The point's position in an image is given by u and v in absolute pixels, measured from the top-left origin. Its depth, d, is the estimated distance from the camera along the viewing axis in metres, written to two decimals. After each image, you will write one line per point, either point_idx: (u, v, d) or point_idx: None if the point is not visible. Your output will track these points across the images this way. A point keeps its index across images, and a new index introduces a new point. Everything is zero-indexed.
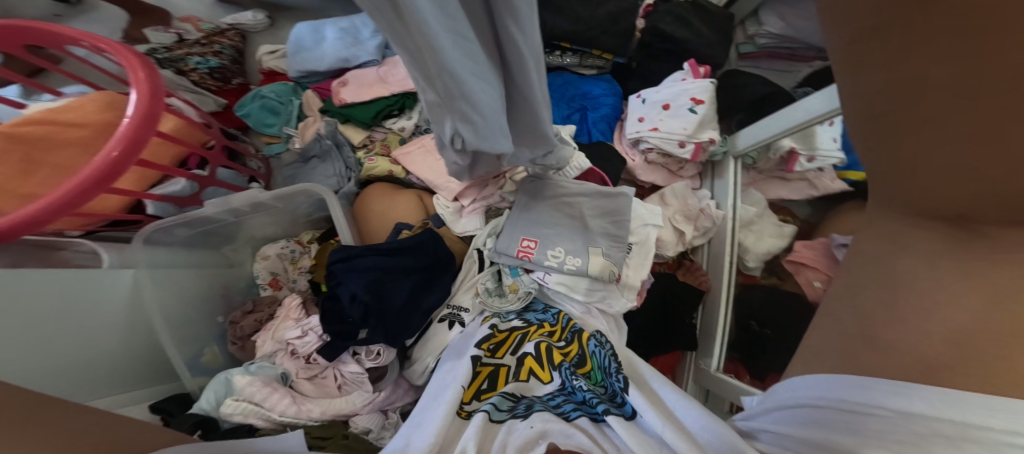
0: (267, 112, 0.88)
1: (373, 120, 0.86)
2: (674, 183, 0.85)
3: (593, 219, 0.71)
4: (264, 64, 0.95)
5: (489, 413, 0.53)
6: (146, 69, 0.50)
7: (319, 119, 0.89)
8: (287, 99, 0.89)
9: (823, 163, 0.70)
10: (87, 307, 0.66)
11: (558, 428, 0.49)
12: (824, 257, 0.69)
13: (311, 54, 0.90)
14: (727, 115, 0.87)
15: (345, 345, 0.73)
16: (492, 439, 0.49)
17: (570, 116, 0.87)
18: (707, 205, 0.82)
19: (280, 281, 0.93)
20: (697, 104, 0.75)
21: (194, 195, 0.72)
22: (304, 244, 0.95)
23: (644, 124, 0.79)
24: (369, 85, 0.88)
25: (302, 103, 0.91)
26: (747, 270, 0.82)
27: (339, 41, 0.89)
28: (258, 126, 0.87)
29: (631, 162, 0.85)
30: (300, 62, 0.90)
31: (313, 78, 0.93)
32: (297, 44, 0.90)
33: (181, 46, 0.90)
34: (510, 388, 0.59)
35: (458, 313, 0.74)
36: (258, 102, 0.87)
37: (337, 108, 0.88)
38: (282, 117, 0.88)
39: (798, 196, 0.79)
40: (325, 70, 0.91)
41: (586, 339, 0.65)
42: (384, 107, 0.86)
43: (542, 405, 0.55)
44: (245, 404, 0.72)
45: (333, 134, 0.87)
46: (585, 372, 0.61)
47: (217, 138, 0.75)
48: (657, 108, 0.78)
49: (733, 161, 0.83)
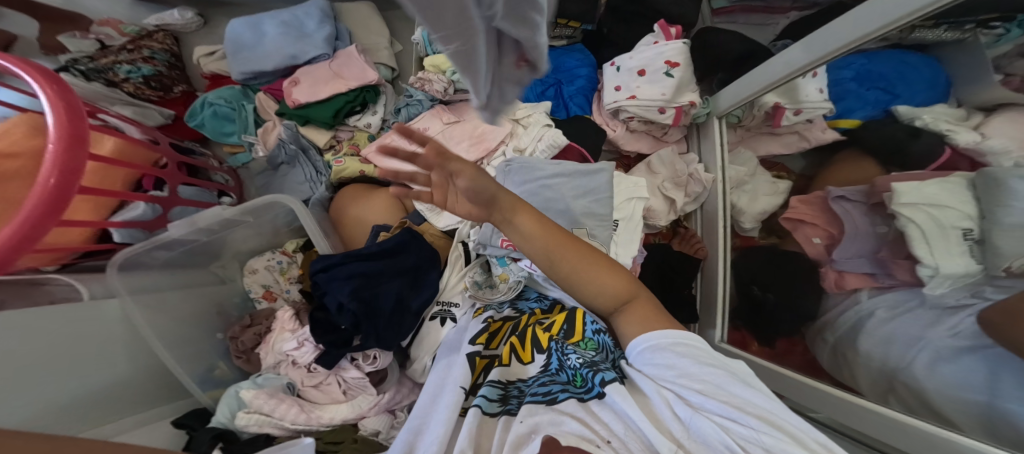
0: (222, 119, 0.84)
1: (335, 120, 0.82)
2: (659, 149, 0.82)
3: (574, 200, 0.66)
4: (206, 67, 0.91)
5: (483, 406, 0.52)
6: (56, 85, 0.46)
7: (279, 122, 0.85)
8: (238, 104, 0.85)
9: (810, 115, 0.68)
10: (80, 340, 0.64)
11: (549, 418, 0.48)
12: (827, 213, 0.67)
13: (254, 53, 0.85)
14: (706, 77, 0.84)
15: (339, 353, 0.72)
16: (489, 436, 0.49)
17: (544, 92, 0.84)
18: (696, 169, 0.79)
19: (274, 292, 0.93)
20: (673, 67, 0.71)
21: (161, 216, 0.70)
22: (290, 254, 0.94)
23: (621, 93, 0.75)
24: (322, 81, 0.83)
25: (255, 106, 0.88)
26: (744, 232, 0.79)
27: (281, 35, 0.85)
28: (217, 136, 0.84)
29: (613, 133, 0.81)
30: (242, 62, 0.85)
31: (263, 79, 0.88)
32: (236, 42, 0.84)
33: (106, 53, 0.84)
34: (497, 374, 0.57)
35: (449, 309, 0.73)
36: (210, 111, 0.83)
37: (292, 110, 0.83)
38: (238, 123, 0.85)
39: (790, 150, 0.75)
40: (272, 70, 0.85)
41: (581, 313, 0.62)
42: (344, 105, 0.81)
43: (530, 392, 0.53)
44: (257, 416, 0.72)
45: (296, 136, 0.82)
46: (577, 339, 0.59)
47: (169, 154, 0.72)
48: (632, 75, 0.74)
49: (718, 122, 0.81)
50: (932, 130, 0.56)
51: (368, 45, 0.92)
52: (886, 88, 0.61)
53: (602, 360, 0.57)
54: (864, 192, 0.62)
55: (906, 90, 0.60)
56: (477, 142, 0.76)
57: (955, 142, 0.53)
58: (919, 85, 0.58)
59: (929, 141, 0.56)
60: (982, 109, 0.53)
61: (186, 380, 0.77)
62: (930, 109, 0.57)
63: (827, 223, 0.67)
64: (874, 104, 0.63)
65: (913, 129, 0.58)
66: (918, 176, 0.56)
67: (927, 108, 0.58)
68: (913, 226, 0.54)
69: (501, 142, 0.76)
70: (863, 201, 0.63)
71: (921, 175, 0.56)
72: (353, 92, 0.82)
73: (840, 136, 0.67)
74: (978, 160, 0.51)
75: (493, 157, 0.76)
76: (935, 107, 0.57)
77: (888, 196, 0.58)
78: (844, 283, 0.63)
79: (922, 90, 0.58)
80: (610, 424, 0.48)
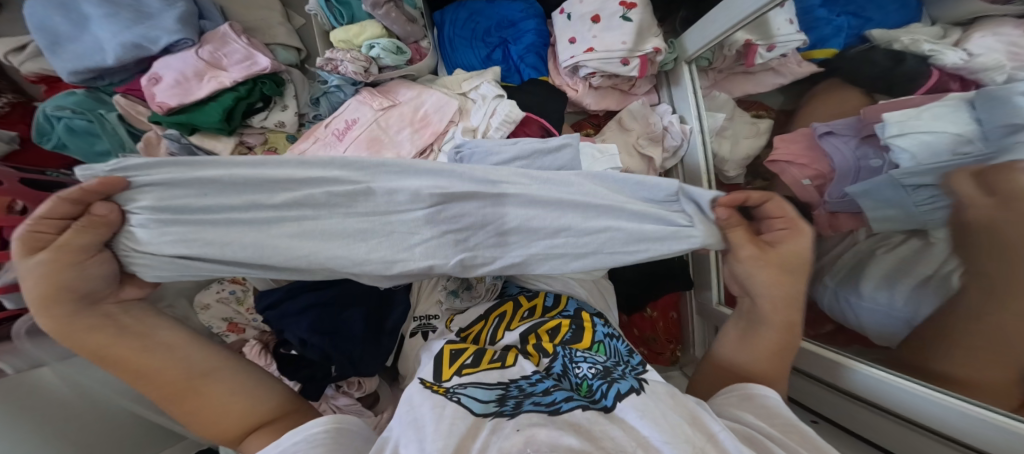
0: (85, 135, 0.69)
1: (229, 124, 0.66)
2: (629, 104, 0.74)
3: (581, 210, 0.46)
4: (24, 70, 0.70)
5: (472, 407, 0.44)
6: None
7: (160, 131, 0.67)
8: (94, 114, 0.69)
9: (785, 49, 0.59)
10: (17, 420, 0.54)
11: (547, 431, 0.39)
12: (815, 151, 0.59)
13: (86, 46, 0.65)
14: (668, 17, 0.74)
15: (318, 386, 0.63)
16: (476, 437, 0.40)
17: (490, 55, 0.73)
18: (671, 121, 0.72)
19: (240, 324, 0.80)
20: (630, 9, 0.62)
21: None
22: (241, 281, 0.80)
23: (577, 46, 0.65)
24: (190, 75, 0.65)
25: (120, 114, 0.71)
26: (728, 181, 0.72)
27: (110, 19, 0.64)
28: (90, 157, 0.70)
29: (575, 93, 0.72)
30: (71, 59, 0.65)
31: (115, 77, 0.70)
32: (51, 34, 0.65)
33: None
34: (492, 377, 0.49)
35: (429, 322, 0.65)
36: (62, 126, 0.67)
37: (167, 117, 0.65)
38: (106, 139, 0.69)
39: (765, 88, 0.68)
40: (116, 65, 0.66)
41: (588, 318, 0.58)
42: (235, 103, 0.65)
43: (531, 398, 0.45)
44: None
45: (189, 150, 0.67)
46: (584, 345, 0.54)
47: (28, 197, 0.62)
48: (586, 22, 0.64)
49: (687, 67, 0.72)
50: (913, 51, 0.50)
51: (255, 24, 0.75)
52: (857, 13, 0.57)
53: (615, 365, 0.51)
54: (853, 126, 0.55)
55: (878, 12, 0.56)
56: (421, 127, 0.66)
57: (940, 63, 0.47)
58: (890, 6, 0.55)
59: (914, 64, 0.49)
60: (960, 24, 0.48)
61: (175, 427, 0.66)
62: (907, 29, 0.52)
63: (816, 162, 0.58)
64: (845, 31, 0.57)
65: (891, 52, 0.52)
66: (907, 103, 0.48)
67: (903, 28, 0.53)
68: (907, 156, 0.47)
69: (451, 123, 0.66)
70: (852, 134, 0.55)
71: (910, 101, 0.48)
72: (246, 85, 0.66)
73: (817, 68, 0.60)
74: (969, 77, 0.44)
75: (443, 140, 0.66)
76: (910, 27, 0.52)
77: (879, 127, 0.50)
78: (838, 226, 0.55)
79: (895, 10, 0.54)
80: (618, 439, 0.39)
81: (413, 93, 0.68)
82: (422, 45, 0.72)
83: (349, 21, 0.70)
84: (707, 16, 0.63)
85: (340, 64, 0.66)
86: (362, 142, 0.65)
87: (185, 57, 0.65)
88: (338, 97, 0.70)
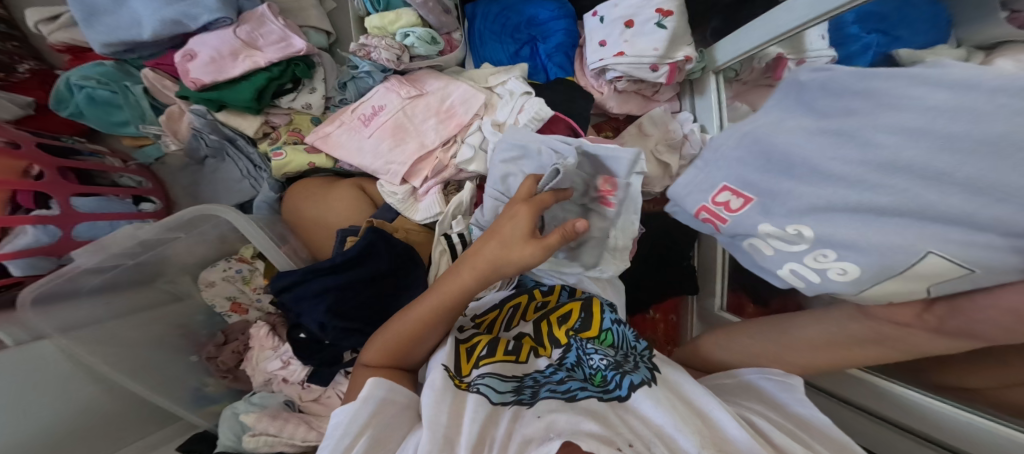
0: (105, 105, 0.68)
1: (259, 103, 0.66)
2: (650, 109, 0.77)
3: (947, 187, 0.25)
4: (51, 39, 0.68)
5: (489, 396, 0.43)
6: None
7: (183, 105, 0.69)
8: (119, 86, 0.68)
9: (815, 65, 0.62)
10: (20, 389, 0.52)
11: (565, 417, 0.39)
12: None
13: (119, 18, 0.64)
14: (700, 24, 0.75)
15: (333, 371, 0.65)
16: (497, 424, 0.40)
17: (518, 52, 0.76)
18: (692, 129, 0.75)
19: (243, 305, 0.79)
20: (666, 17, 0.63)
21: (65, 239, 0.62)
22: (249, 260, 0.81)
23: (607, 49, 0.67)
24: (221, 51, 0.64)
25: (145, 87, 0.71)
26: None
27: None
28: (107, 126, 0.70)
29: (600, 95, 0.74)
30: (102, 30, 0.64)
31: (144, 51, 0.69)
32: (87, 5, 0.63)
33: None
34: (508, 369, 0.47)
35: None
36: (84, 96, 0.66)
37: (194, 92, 0.66)
38: (128, 110, 0.69)
39: None
40: (150, 40, 0.66)
41: (599, 309, 0.55)
42: (267, 84, 0.65)
43: (546, 387, 0.44)
44: (264, 438, 0.58)
45: (213, 126, 0.68)
46: (594, 335, 0.52)
47: (44, 162, 0.61)
48: (619, 26, 0.66)
49: (713, 77, 0.75)
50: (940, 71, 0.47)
51: (288, 3, 0.74)
52: (886, 31, 0.56)
53: (625, 357, 0.49)
54: None
55: (906, 32, 0.55)
56: (446, 118, 0.67)
57: None
58: (920, 27, 0.55)
59: None
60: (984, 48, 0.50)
61: (173, 407, 0.65)
62: (934, 50, 0.51)
63: None
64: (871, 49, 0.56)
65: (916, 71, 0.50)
66: None
67: (929, 49, 0.52)
68: None
69: (476, 116, 0.67)
70: None
71: None
72: (279, 66, 0.66)
73: None
74: None
75: (467, 132, 0.66)
76: (937, 48, 0.52)
77: None
78: None
79: (924, 31, 0.54)
80: (636, 428, 0.39)
81: (440, 83, 0.69)
82: (453, 36, 0.75)
83: (384, 8, 0.70)
84: (740, 30, 0.66)
85: (373, 50, 0.67)
86: (387, 128, 0.66)
87: (217, 34, 0.65)
88: (366, 83, 0.70)
